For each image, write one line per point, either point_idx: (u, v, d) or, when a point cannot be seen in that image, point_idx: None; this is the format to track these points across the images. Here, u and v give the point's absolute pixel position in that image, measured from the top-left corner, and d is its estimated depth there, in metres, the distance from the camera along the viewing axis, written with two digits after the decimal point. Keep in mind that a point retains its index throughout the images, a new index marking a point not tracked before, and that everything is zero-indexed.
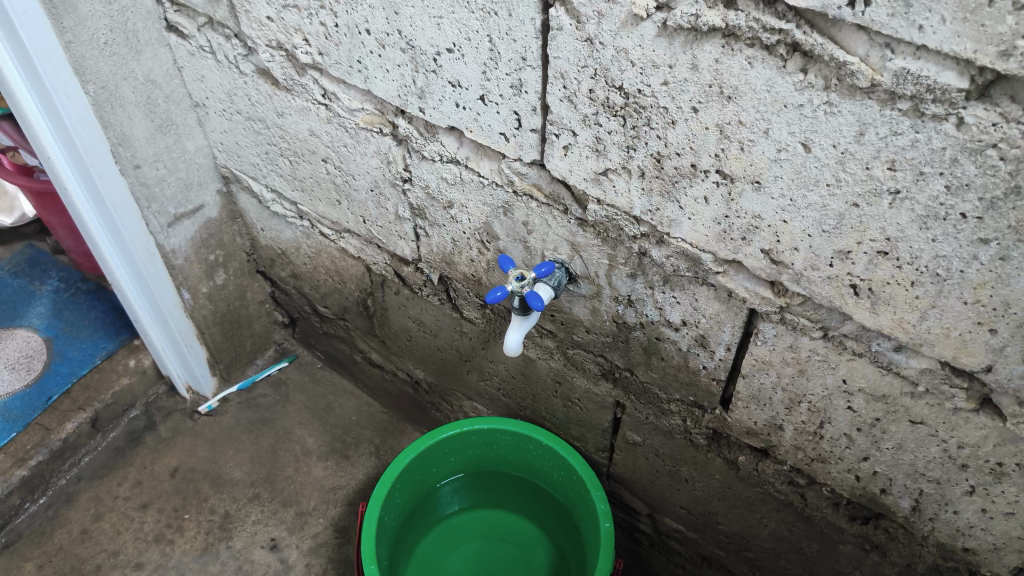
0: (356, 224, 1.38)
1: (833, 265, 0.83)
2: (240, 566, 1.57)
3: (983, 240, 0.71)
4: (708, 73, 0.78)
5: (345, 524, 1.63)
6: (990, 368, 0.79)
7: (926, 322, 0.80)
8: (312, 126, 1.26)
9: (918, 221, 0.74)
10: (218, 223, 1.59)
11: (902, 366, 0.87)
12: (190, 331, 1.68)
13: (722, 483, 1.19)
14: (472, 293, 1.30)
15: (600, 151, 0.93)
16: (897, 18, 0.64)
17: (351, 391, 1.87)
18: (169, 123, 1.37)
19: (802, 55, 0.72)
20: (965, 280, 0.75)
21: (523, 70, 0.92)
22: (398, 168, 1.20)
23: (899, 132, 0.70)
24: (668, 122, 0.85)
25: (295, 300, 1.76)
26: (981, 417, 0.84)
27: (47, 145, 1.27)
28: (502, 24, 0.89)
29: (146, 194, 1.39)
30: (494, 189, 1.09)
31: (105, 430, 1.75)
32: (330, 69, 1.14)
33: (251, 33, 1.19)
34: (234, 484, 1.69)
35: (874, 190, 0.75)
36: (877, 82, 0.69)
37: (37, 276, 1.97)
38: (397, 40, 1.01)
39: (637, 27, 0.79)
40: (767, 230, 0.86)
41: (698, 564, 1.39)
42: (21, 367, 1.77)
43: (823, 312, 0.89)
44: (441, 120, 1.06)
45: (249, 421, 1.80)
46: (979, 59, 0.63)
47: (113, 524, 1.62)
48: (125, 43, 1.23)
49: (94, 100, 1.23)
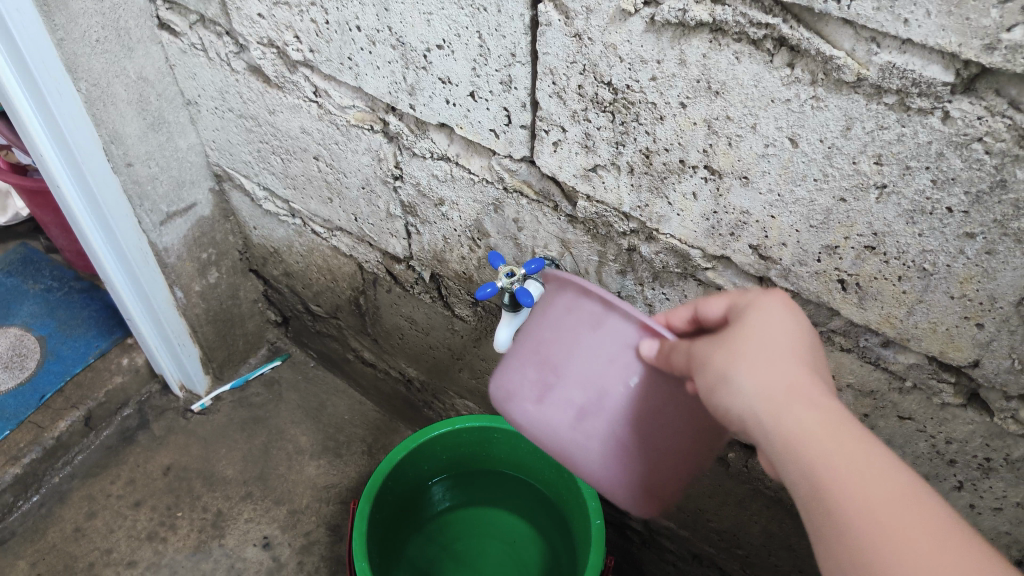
0: (347, 221, 1.37)
1: (820, 260, 0.83)
2: (233, 565, 1.56)
3: (969, 234, 0.71)
4: (696, 68, 0.78)
5: (338, 523, 1.63)
6: (977, 362, 0.79)
7: (913, 317, 0.81)
8: (303, 124, 1.26)
9: (904, 215, 0.74)
10: (211, 221, 1.59)
11: (890, 361, 0.87)
12: (183, 330, 1.68)
13: (712, 479, 1.18)
14: (463, 291, 1.30)
15: (590, 147, 0.93)
16: (882, 12, 0.64)
17: (345, 390, 1.87)
18: (161, 121, 1.37)
19: (789, 49, 0.72)
20: (952, 275, 0.75)
21: (512, 66, 0.92)
22: (389, 165, 1.19)
23: (885, 126, 0.70)
24: (657, 118, 0.85)
25: (287, 298, 1.76)
26: (968, 412, 0.85)
27: (41, 144, 1.26)
28: (491, 19, 0.89)
29: (139, 192, 1.39)
30: (484, 186, 1.10)
31: (99, 428, 1.75)
32: (321, 66, 1.13)
33: (242, 31, 1.19)
34: (227, 482, 1.69)
35: (861, 185, 0.75)
36: (863, 76, 0.69)
37: (31, 274, 1.97)
38: (387, 37, 1.01)
39: (625, 23, 0.79)
40: (755, 226, 0.86)
41: (689, 561, 1.39)
42: (15, 365, 1.76)
43: (811, 308, 0.89)
44: (431, 117, 1.06)
45: (242, 420, 1.80)
46: (963, 53, 0.62)
47: (107, 522, 1.61)
48: (117, 40, 1.22)
49: (86, 97, 1.22)
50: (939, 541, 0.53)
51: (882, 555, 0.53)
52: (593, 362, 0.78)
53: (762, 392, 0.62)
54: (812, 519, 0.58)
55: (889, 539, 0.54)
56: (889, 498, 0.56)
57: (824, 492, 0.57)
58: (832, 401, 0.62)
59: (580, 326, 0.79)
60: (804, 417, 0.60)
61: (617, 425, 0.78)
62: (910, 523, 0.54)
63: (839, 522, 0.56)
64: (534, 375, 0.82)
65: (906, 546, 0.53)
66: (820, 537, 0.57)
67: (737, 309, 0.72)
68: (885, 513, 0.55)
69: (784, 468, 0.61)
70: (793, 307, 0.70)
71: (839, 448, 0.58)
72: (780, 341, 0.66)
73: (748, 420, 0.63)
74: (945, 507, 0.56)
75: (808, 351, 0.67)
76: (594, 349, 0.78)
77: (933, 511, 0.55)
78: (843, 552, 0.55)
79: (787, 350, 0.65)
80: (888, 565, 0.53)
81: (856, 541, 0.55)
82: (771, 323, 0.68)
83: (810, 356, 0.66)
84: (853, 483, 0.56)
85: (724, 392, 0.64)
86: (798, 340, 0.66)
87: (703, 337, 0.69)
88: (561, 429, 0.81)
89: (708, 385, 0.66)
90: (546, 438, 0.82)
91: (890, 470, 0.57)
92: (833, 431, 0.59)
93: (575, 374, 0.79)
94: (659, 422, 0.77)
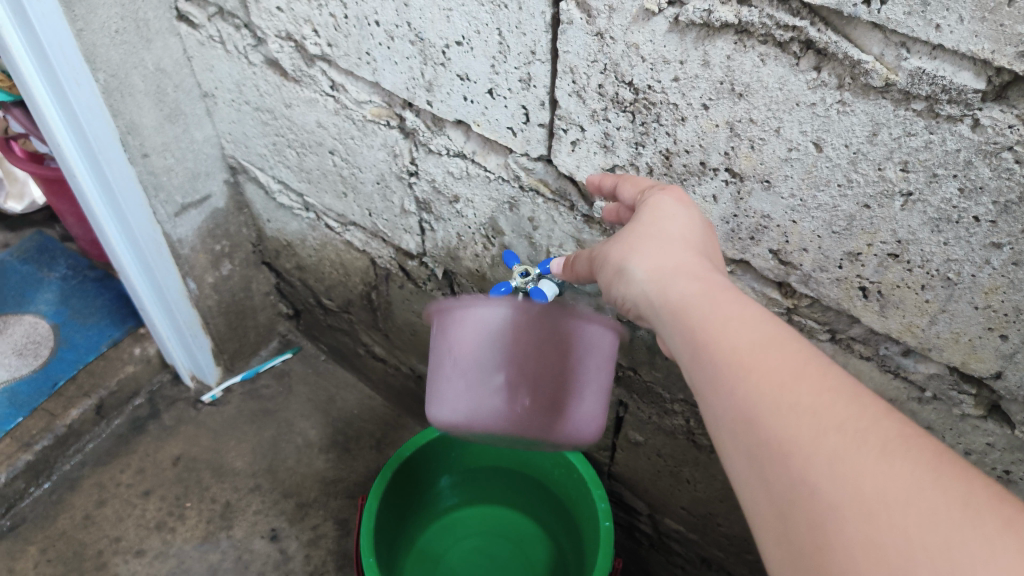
0: (361, 217, 1.37)
1: (842, 266, 0.82)
2: (240, 556, 1.56)
3: (995, 244, 0.70)
4: (720, 70, 0.77)
5: (345, 517, 1.63)
6: (999, 374, 0.79)
7: (935, 327, 0.80)
8: (319, 118, 1.25)
9: (929, 224, 0.73)
10: (225, 212, 1.59)
11: (909, 371, 0.86)
12: (195, 321, 1.68)
13: (724, 484, 1.17)
14: (476, 289, 1.30)
15: (609, 147, 0.92)
16: (913, 16, 0.63)
17: (354, 384, 1.88)
18: (178, 112, 1.37)
19: (816, 52, 0.70)
20: (977, 286, 0.74)
21: (532, 64, 0.91)
22: (405, 161, 1.19)
23: (913, 133, 0.69)
24: (678, 119, 0.84)
25: (300, 292, 1.77)
26: (989, 424, 0.84)
27: (58, 133, 1.26)
28: (512, 16, 0.88)
29: (154, 182, 1.39)
30: (500, 184, 1.09)
31: (109, 417, 1.76)
32: (338, 61, 1.13)
33: (261, 24, 1.18)
34: (236, 473, 1.69)
35: (886, 192, 0.74)
36: (892, 81, 0.67)
37: (46, 262, 1.98)
38: (406, 33, 1.00)
39: (648, 22, 0.78)
40: (775, 231, 0.85)
41: (697, 565, 1.39)
42: (28, 352, 1.77)
43: (830, 314, 0.89)
44: (448, 113, 1.06)
45: (251, 412, 1.81)
46: (996, 60, 0.61)
47: (116, 510, 1.62)
48: (136, 31, 1.22)
49: (104, 88, 1.22)
50: (796, 368, 0.56)
51: (743, 387, 0.57)
52: (491, 347, 0.90)
53: (651, 274, 0.69)
54: (690, 373, 0.62)
55: (750, 373, 0.57)
56: (754, 339, 0.59)
57: (698, 344, 0.62)
58: (712, 273, 0.68)
59: (464, 330, 0.90)
60: (685, 286, 0.66)
61: (534, 376, 0.92)
62: (770, 358, 0.57)
63: (710, 368, 0.60)
64: (453, 387, 0.93)
65: (764, 376, 0.56)
66: (696, 384, 0.62)
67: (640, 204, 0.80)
68: (751, 352, 0.58)
69: (669, 333, 0.66)
70: (689, 204, 0.77)
71: (712, 307, 0.63)
72: (667, 228, 0.73)
73: (643, 301, 0.70)
74: (808, 343, 0.59)
75: (696, 236, 0.74)
76: (485, 337, 0.89)
77: (792, 344, 0.58)
78: (713, 396, 0.59)
79: (672, 235, 0.72)
80: (747, 395, 0.56)
81: (722, 380, 0.58)
82: (661, 215, 0.74)
83: (697, 240, 0.73)
84: (722, 333, 0.60)
85: (620, 282, 0.72)
86: (684, 225, 0.74)
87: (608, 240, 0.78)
88: (501, 407, 0.94)
89: (611, 280, 0.74)
90: (491, 418, 0.95)
91: (757, 315, 0.61)
92: (707, 292, 0.65)
93: (482, 364, 0.91)
94: (561, 354, 0.91)
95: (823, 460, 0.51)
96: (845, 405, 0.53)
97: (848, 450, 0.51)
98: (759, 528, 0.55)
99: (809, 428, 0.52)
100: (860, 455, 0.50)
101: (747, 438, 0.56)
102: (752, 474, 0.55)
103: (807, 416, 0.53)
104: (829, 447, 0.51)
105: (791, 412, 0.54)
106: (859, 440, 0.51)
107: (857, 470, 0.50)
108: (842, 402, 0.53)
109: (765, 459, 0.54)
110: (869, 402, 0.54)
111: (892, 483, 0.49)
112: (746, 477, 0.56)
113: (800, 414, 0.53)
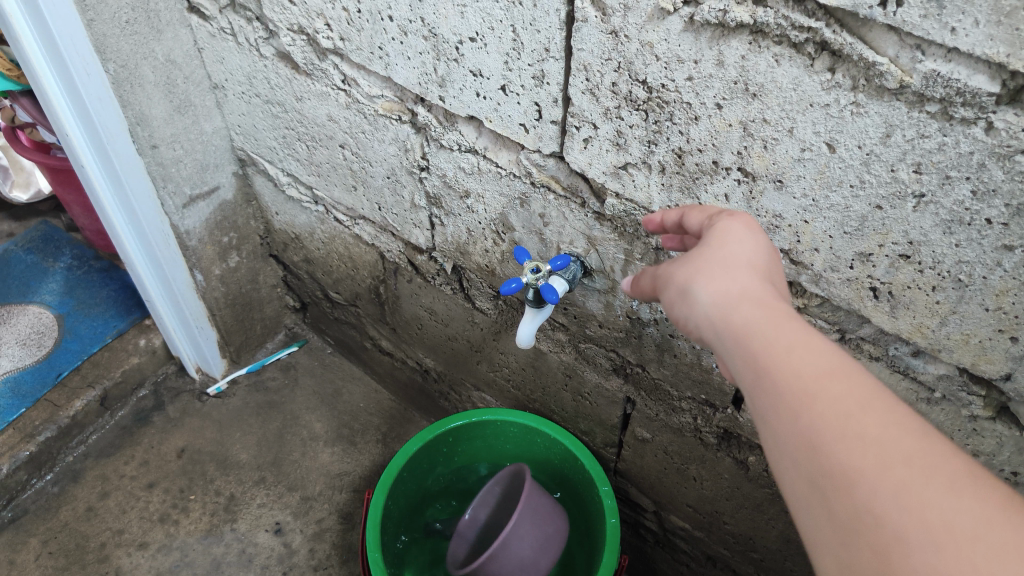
0: (370, 210, 1.38)
1: (853, 267, 0.83)
2: (244, 549, 1.57)
3: (1007, 246, 0.71)
4: (733, 70, 0.77)
5: (350, 511, 1.64)
6: (1009, 376, 0.79)
7: (946, 328, 0.80)
8: (330, 111, 1.26)
9: (941, 225, 0.74)
10: (233, 205, 1.60)
11: (918, 371, 0.87)
12: (201, 313, 1.68)
13: (730, 482, 1.18)
14: (484, 284, 1.31)
15: (621, 146, 0.93)
16: (929, 19, 0.63)
17: (360, 378, 1.89)
18: (188, 104, 1.38)
19: (831, 54, 0.71)
20: (988, 288, 0.74)
21: (545, 61, 0.91)
22: (415, 156, 1.20)
23: (926, 134, 0.69)
24: (691, 118, 0.84)
25: (307, 285, 1.77)
26: (998, 426, 0.85)
27: (65, 122, 1.26)
28: (526, 14, 0.88)
29: (162, 173, 1.39)
30: (511, 180, 1.09)
31: (113, 408, 1.77)
32: (351, 55, 1.13)
33: (274, 16, 1.18)
34: (241, 466, 1.70)
35: (899, 193, 0.74)
36: (906, 83, 0.68)
37: (51, 252, 1.98)
38: (420, 28, 1.00)
39: (662, 21, 0.78)
40: (788, 230, 0.86)
41: (703, 563, 1.40)
42: (32, 343, 1.78)
43: (841, 314, 0.90)
44: (460, 109, 1.06)
45: (257, 405, 1.82)
46: (1011, 63, 0.61)
47: (119, 502, 1.63)
48: (147, 22, 1.22)
49: (114, 78, 1.22)
50: (863, 400, 0.57)
51: (810, 418, 0.58)
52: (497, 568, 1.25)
53: (715, 300, 0.68)
54: (753, 399, 0.63)
55: (817, 405, 0.58)
56: (822, 369, 0.60)
57: (764, 374, 0.62)
58: (778, 300, 0.67)
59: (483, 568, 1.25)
60: (752, 314, 0.65)
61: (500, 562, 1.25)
62: (836, 391, 0.58)
63: (774, 396, 0.60)
64: None
65: (830, 406, 0.57)
66: (762, 414, 0.62)
67: (703, 224, 0.78)
68: (816, 382, 0.59)
69: (732, 360, 0.65)
70: (756, 227, 0.74)
71: (781, 335, 0.62)
72: (731, 250, 0.71)
73: (702, 324, 0.69)
74: (873, 379, 0.60)
75: (762, 259, 0.71)
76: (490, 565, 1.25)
77: (861, 379, 0.59)
78: (779, 422, 0.60)
79: (738, 257, 0.70)
80: (814, 425, 0.57)
81: (788, 409, 0.59)
82: (725, 237, 0.72)
83: (763, 265, 0.71)
84: (790, 362, 0.61)
85: (679, 302, 0.71)
86: (752, 248, 0.71)
87: (671, 261, 0.75)
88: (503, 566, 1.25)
89: (670, 299, 0.73)
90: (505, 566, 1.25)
91: (825, 347, 0.61)
92: (777, 323, 0.63)
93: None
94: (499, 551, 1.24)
95: (890, 490, 0.52)
96: (911, 438, 0.54)
97: (914, 481, 0.52)
98: (820, 554, 0.56)
99: (874, 458, 0.54)
100: (926, 488, 0.51)
101: (811, 466, 0.57)
102: (814, 501, 0.56)
103: (873, 447, 0.54)
104: (895, 478, 0.52)
105: (856, 442, 0.55)
106: (926, 473, 0.52)
107: (924, 500, 0.51)
108: (909, 436, 0.54)
109: (829, 487, 0.55)
110: (934, 438, 0.55)
111: (957, 516, 0.50)
112: (810, 506, 0.57)
113: (868, 444, 0.54)
